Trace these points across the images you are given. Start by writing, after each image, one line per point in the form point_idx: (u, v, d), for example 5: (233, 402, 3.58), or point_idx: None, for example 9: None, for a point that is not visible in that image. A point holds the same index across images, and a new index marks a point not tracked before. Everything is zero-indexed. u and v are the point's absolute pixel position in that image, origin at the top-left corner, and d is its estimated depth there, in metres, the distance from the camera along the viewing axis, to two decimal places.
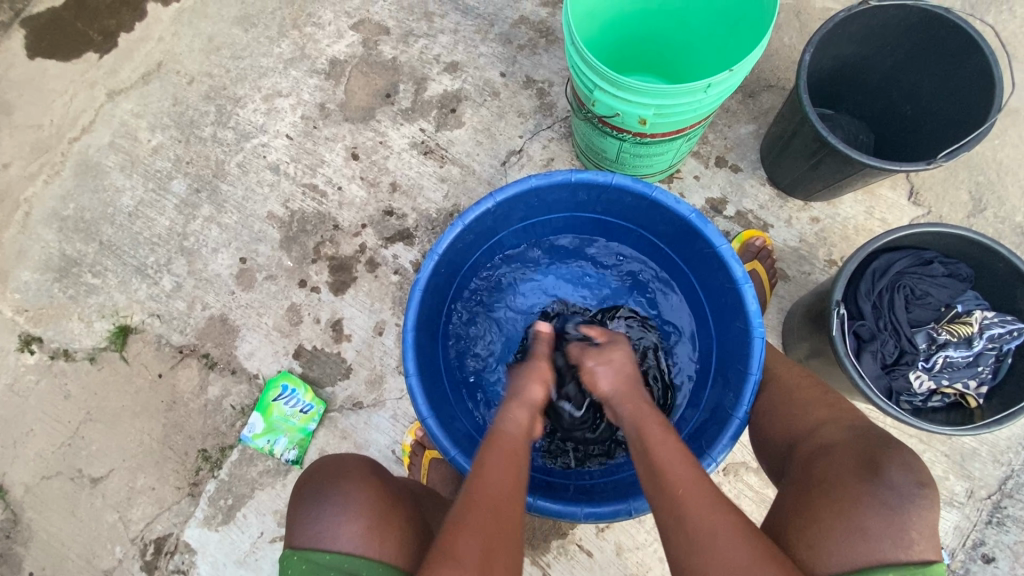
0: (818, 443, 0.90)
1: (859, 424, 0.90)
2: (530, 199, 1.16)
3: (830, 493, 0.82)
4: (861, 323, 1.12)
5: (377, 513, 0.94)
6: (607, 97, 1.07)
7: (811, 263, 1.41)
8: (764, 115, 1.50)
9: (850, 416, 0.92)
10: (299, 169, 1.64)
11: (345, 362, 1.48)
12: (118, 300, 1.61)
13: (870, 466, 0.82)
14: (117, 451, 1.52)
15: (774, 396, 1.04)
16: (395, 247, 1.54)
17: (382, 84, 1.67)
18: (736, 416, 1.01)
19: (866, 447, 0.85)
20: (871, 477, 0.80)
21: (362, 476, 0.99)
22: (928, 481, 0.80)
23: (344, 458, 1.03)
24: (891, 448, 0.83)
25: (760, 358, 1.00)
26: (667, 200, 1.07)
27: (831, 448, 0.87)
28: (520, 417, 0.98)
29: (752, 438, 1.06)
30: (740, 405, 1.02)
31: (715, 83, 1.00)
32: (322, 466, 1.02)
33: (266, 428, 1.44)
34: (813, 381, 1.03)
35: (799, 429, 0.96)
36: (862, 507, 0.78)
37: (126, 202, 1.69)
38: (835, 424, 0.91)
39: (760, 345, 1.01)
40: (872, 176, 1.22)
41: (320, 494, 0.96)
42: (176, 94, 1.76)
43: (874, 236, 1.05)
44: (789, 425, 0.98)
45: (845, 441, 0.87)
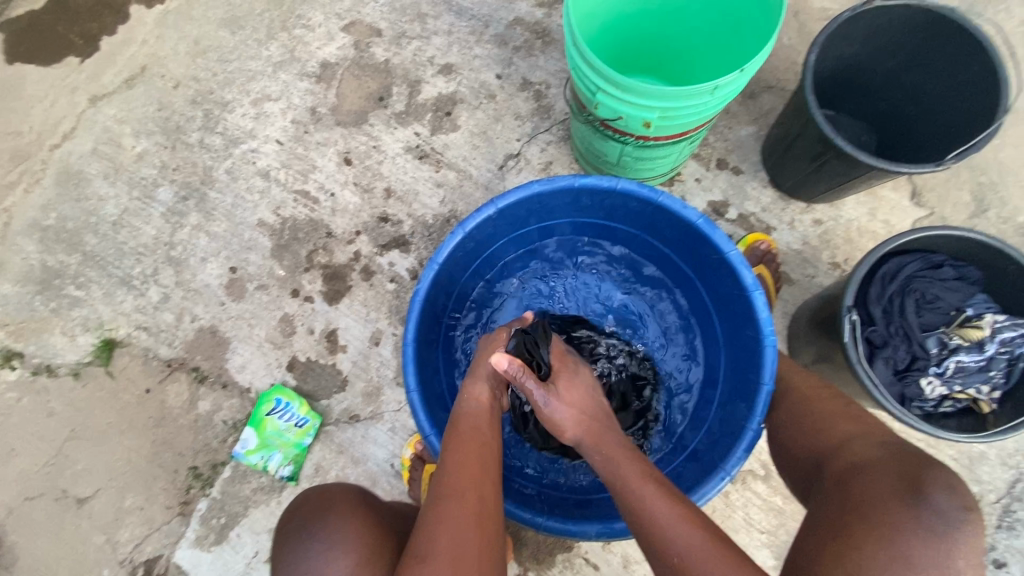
0: (850, 461, 0.87)
1: (891, 442, 0.88)
2: (532, 205, 1.13)
3: (869, 516, 0.78)
4: (872, 329, 1.09)
5: (367, 549, 0.89)
6: (611, 100, 1.04)
7: (815, 266, 1.39)
8: (764, 116, 1.47)
9: (880, 434, 0.90)
10: (290, 175, 1.60)
11: (341, 374, 1.44)
12: (102, 313, 1.55)
13: (910, 487, 0.78)
14: (104, 469, 1.46)
15: (799, 412, 1.01)
16: (391, 255, 1.50)
17: (375, 87, 1.63)
18: (750, 427, 0.99)
19: (906, 466, 0.81)
20: (913, 498, 0.77)
21: (347, 508, 0.95)
22: (972, 505, 0.77)
23: (330, 491, 1.00)
24: (932, 469, 0.80)
25: (773, 369, 0.98)
26: (673, 205, 1.04)
27: (864, 466, 0.84)
28: (479, 394, 0.96)
29: (776, 454, 1.03)
30: (753, 416, 0.99)
31: (722, 85, 0.97)
32: (309, 501, 0.98)
33: (260, 444, 1.39)
34: (834, 393, 1.01)
35: (826, 444, 0.93)
36: (905, 532, 0.74)
37: (110, 211, 1.63)
38: (866, 442, 0.88)
39: (773, 354, 0.98)
40: (878, 178, 1.20)
41: (306, 530, 0.92)
42: (161, 99, 1.70)
43: (886, 240, 1.03)
44: (816, 441, 0.95)
45: (879, 459, 0.84)
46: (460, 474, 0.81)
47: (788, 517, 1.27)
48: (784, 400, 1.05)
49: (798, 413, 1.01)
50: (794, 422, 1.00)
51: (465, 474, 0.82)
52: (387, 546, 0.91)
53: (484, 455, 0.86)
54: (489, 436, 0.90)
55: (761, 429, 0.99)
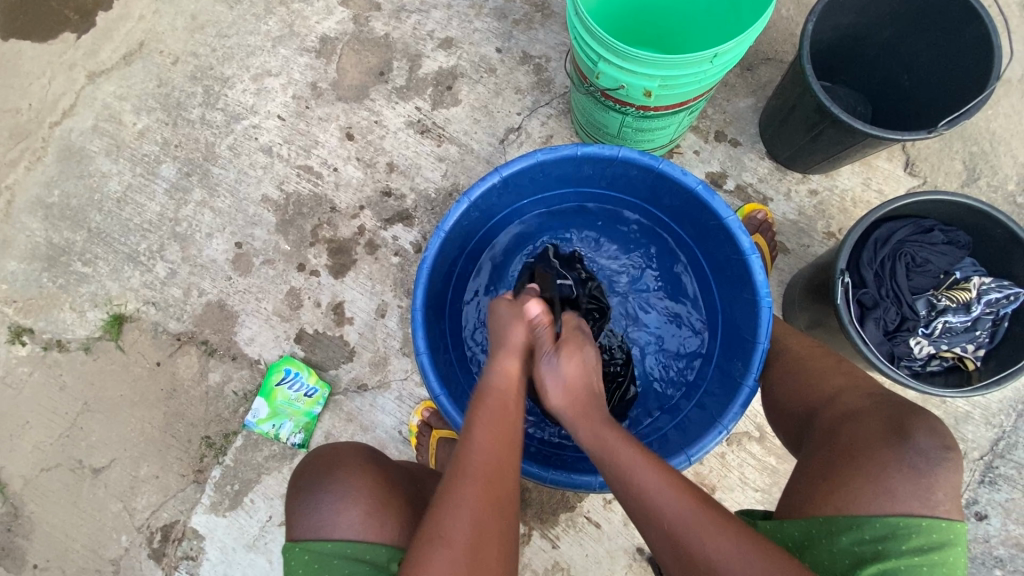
0: (840, 412, 0.92)
1: (877, 392, 0.93)
2: (535, 173, 1.14)
3: (858, 459, 0.83)
4: (864, 291, 1.13)
5: (376, 500, 0.94)
6: (612, 69, 1.06)
7: (810, 236, 1.42)
8: (762, 88, 1.49)
9: (868, 385, 0.95)
10: (292, 150, 1.61)
11: (348, 345, 1.47)
12: (110, 289, 1.57)
13: (896, 430, 0.84)
14: (118, 440, 1.50)
15: (790, 370, 1.06)
16: (394, 228, 1.52)
17: (376, 62, 1.63)
18: (748, 383, 1.01)
19: (893, 412, 0.87)
20: (898, 440, 0.83)
21: (357, 462, 0.99)
22: (952, 445, 0.82)
23: (340, 448, 1.04)
24: (916, 415, 0.86)
25: (769, 328, 1.00)
26: (673, 172, 1.06)
27: (854, 415, 0.89)
28: (509, 366, 0.95)
29: (768, 409, 1.08)
30: (751, 372, 1.02)
31: (722, 53, 1.00)
32: (318, 458, 1.02)
33: (271, 413, 1.43)
34: (825, 352, 1.06)
35: (817, 398, 0.97)
36: (888, 470, 0.80)
37: (114, 187, 1.65)
38: (855, 393, 0.94)
39: (769, 315, 1.00)
40: (869, 148, 1.24)
41: (317, 483, 0.97)
42: (160, 75, 1.70)
43: (878, 205, 1.06)
44: (808, 394, 1.00)
45: (867, 408, 0.89)
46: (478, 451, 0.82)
47: (781, 475, 1.32)
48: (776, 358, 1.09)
49: (792, 370, 1.06)
50: (788, 377, 1.05)
51: (484, 454, 0.81)
52: (397, 498, 0.97)
53: (502, 428, 0.86)
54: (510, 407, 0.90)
55: (757, 384, 1.02)
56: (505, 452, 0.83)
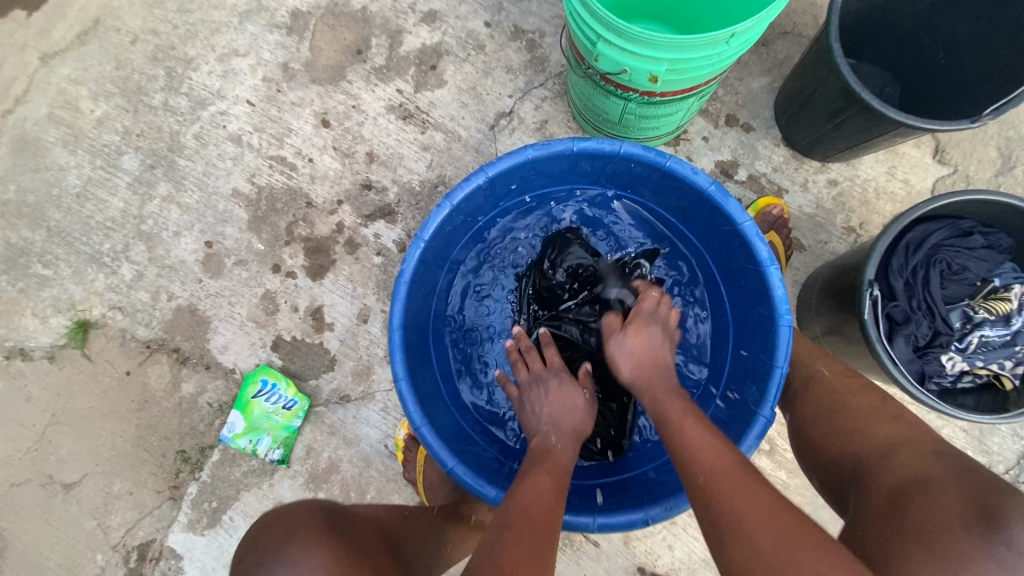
0: (901, 472, 0.81)
1: (944, 452, 0.82)
2: (527, 171, 1.01)
3: (933, 542, 0.72)
4: (894, 305, 1.00)
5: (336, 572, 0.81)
6: (613, 51, 0.92)
7: (828, 231, 1.29)
8: (779, 66, 1.34)
9: (929, 441, 0.84)
10: (263, 139, 1.47)
11: (328, 353, 1.36)
12: (74, 293, 1.46)
13: (982, 512, 0.72)
14: (90, 455, 1.42)
15: (828, 406, 0.95)
16: (376, 225, 1.40)
17: (352, 39, 1.48)
18: (762, 414, 0.89)
19: (973, 488, 0.75)
20: (987, 528, 0.71)
21: (316, 529, 0.88)
22: None
23: (295, 516, 0.92)
24: (1004, 497, 0.74)
25: (789, 350, 0.87)
26: (682, 170, 0.93)
27: (927, 484, 0.77)
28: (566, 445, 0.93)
29: (800, 448, 0.97)
30: (766, 402, 0.89)
31: (740, 32, 0.86)
32: (270, 525, 0.91)
33: (247, 428, 1.33)
34: (867, 387, 0.96)
35: (868, 448, 0.86)
36: (970, 563, 0.69)
37: (73, 181, 1.51)
38: (916, 451, 0.83)
39: (789, 334, 0.87)
40: (897, 137, 1.10)
41: (267, 559, 0.84)
42: (119, 56, 1.55)
43: (905, 214, 0.94)
44: (852, 440, 0.89)
45: (941, 476, 0.78)
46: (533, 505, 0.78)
47: (792, 491, 1.23)
48: (810, 388, 1.00)
49: (828, 405, 0.95)
50: (821, 413, 0.95)
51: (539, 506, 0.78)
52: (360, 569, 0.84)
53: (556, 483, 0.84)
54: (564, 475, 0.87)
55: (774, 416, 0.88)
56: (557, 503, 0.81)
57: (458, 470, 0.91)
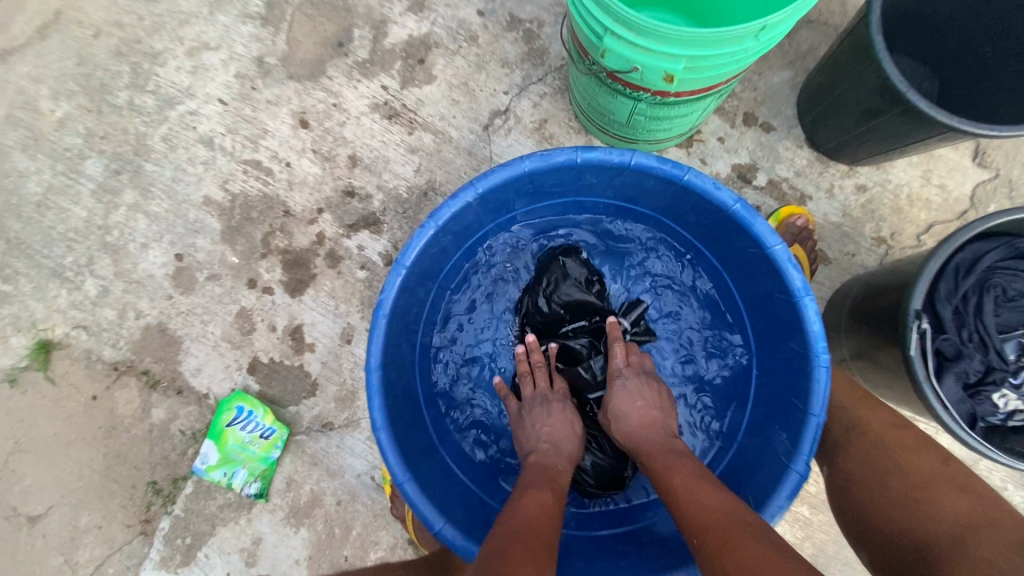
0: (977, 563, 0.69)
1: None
2: (523, 185, 0.90)
3: None
4: (944, 338, 0.88)
5: None
6: (621, 46, 0.79)
7: (856, 242, 1.17)
8: (802, 58, 1.21)
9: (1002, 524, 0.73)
10: (236, 141, 1.34)
11: (309, 377, 1.25)
12: (35, 311, 1.35)
13: None
14: (55, 485, 1.32)
15: (876, 467, 0.84)
16: (359, 236, 1.28)
17: (333, 30, 1.35)
18: (795, 469, 0.78)
19: None
20: None
21: None
22: None
23: None
24: None
25: (827, 398, 0.77)
26: (702, 185, 0.82)
27: None
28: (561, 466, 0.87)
29: (841, 514, 0.85)
30: (799, 453, 0.79)
31: (772, 25, 0.73)
32: None
33: (222, 459, 1.23)
34: (920, 442, 0.85)
35: (933, 526, 0.75)
36: None
37: (33, 189, 1.39)
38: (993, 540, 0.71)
39: (827, 377, 0.77)
40: (938, 142, 0.98)
41: None
42: (80, 51, 1.43)
43: (958, 234, 0.82)
44: (910, 512, 0.77)
45: None
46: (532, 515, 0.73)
47: (815, 530, 1.12)
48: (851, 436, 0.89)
49: (875, 464, 0.84)
50: (869, 473, 0.84)
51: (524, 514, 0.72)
52: None
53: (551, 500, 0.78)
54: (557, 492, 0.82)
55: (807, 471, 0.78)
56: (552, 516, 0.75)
57: (446, 531, 0.81)
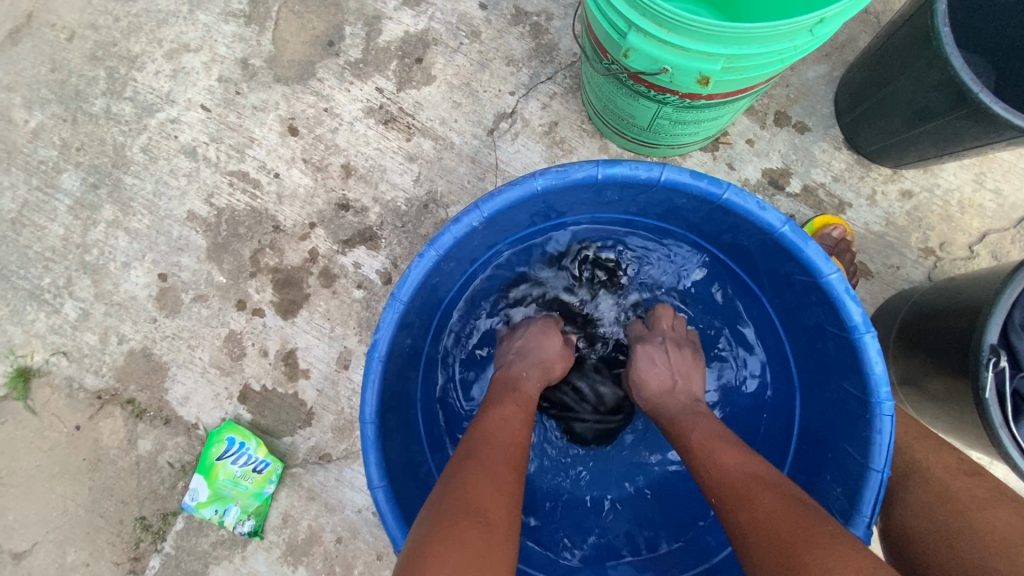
0: None
1: None
2: (536, 205, 0.80)
3: None
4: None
5: None
6: (649, 45, 0.69)
7: (901, 253, 1.07)
8: (840, 49, 1.10)
9: None
10: (221, 151, 1.25)
11: (304, 406, 1.16)
12: (13, 336, 1.27)
13: None
14: (39, 521, 1.24)
15: (953, 525, 0.72)
16: (356, 253, 1.18)
17: (323, 28, 1.24)
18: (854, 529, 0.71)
19: None
20: None
21: None
22: None
23: None
24: None
25: (891, 450, 0.69)
26: (745, 206, 0.72)
27: None
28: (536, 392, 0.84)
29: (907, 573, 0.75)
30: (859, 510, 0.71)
31: (829, 18, 0.63)
32: None
33: (213, 495, 1.15)
34: (996, 493, 0.74)
35: None
36: None
37: (6, 205, 1.30)
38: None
39: (891, 426, 0.69)
40: (997, 147, 0.89)
41: None
42: (53, 56, 1.33)
43: None
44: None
45: None
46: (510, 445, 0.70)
47: None
48: (907, 485, 0.80)
49: (950, 523, 0.72)
50: (945, 535, 0.72)
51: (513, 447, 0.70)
52: None
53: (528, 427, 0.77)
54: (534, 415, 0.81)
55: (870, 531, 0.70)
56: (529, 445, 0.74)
57: None
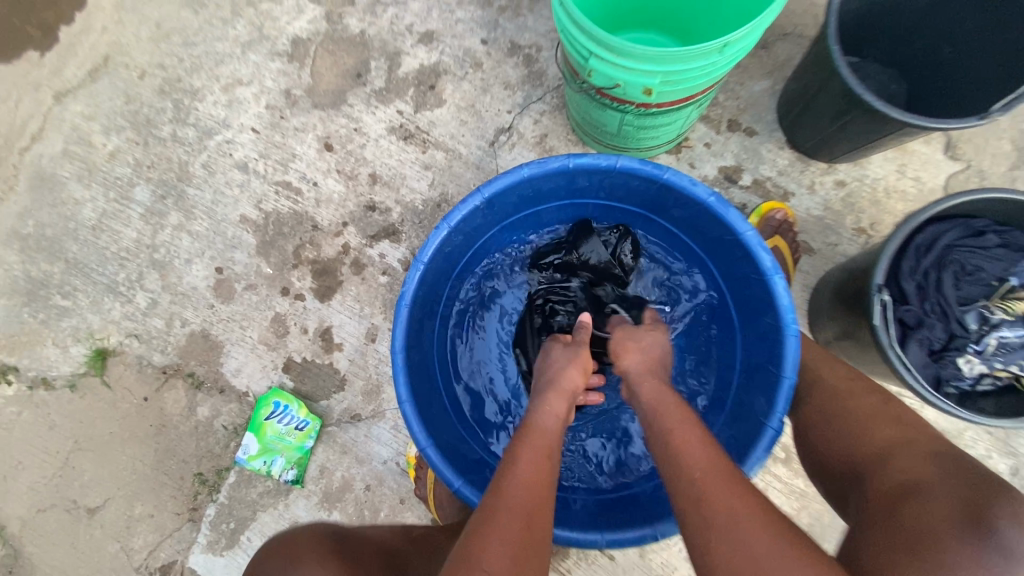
0: (899, 477, 0.79)
1: (943, 453, 0.80)
2: (524, 190, 1.03)
3: (927, 555, 0.69)
4: (906, 308, 0.98)
5: None
6: (606, 66, 0.92)
7: (838, 233, 1.28)
8: (780, 68, 1.34)
9: (925, 442, 0.83)
10: (269, 165, 1.50)
11: (338, 373, 1.38)
12: (92, 322, 1.51)
13: (974, 516, 0.70)
14: (111, 479, 1.45)
15: (829, 412, 0.95)
16: (381, 246, 1.42)
17: (352, 63, 1.51)
18: (770, 425, 0.91)
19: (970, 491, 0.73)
20: (978, 533, 0.68)
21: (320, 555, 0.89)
22: None
23: (303, 535, 0.95)
24: (999, 497, 0.72)
25: (796, 360, 0.90)
26: (680, 181, 0.95)
27: (920, 489, 0.75)
28: (558, 408, 0.92)
29: (805, 456, 0.97)
30: (774, 412, 0.92)
31: (734, 41, 0.86)
32: (277, 550, 0.94)
33: (261, 449, 1.36)
34: (868, 388, 0.95)
35: (868, 454, 0.85)
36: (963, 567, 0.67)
37: (88, 214, 1.56)
38: (914, 455, 0.81)
39: (795, 343, 0.90)
40: (899, 138, 1.10)
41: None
42: (128, 91, 1.60)
43: (923, 209, 0.91)
44: (852, 445, 0.88)
45: (935, 480, 0.76)
46: (522, 487, 0.78)
47: (811, 499, 1.22)
48: (808, 392, 1.00)
49: (830, 412, 0.95)
50: (825, 422, 0.94)
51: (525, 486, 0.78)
52: None
53: (546, 464, 0.83)
54: (554, 445, 0.87)
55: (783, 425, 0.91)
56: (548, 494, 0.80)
57: (465, 489, 0.93)
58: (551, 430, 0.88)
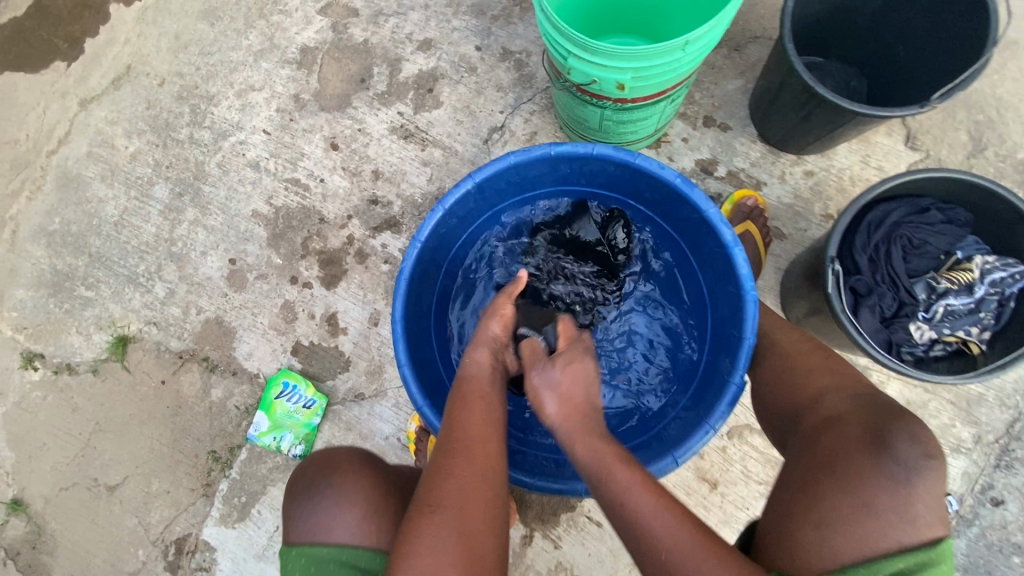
0: (824, 415, 0.92)
1: (862, 393, 0.92)
2: (511, 176, 1.13)
3: (840, 474, 0.82)
4: (858, 278, 1.09)
5: (367, 505, 1.00)
6: (583, 64, 1.03)
7: (807, 219, 1.38)
8: (751, 68, 1.45)
9: (851, 384, 0.95)
10: (279, 164, 1.61)
11: (343, 355, 1.48)
12: (114, 311, 1.61)
13: (877, 439, 0.83)
14: (130, 458, 1.55)
15: (778, 370, 1.05)
16: (383, 236, 1.52)
17: (356, 69, 1.62)
18: (733, 381, 1.00)
19: (873, 419, 0.86)
20: (878, 451, 0.81)
21: (352, 467, 1.05)
22: (935, 453, 0.80)
23: (336, 452, 1.09)
24: (899, 420, 0.84)
25: (755, 322, 1.00)
26: (650, 166, 1.05)
27: (838, 422, 0.88)
28: (481, 358, 1.02)
29: (759, 411, 1.07)
30: (736, 370, 1.02)
31: (693, 39, 0.97)
32: (315, 460, 1.09)
33: (271, 426, 1.45)
34: (812, 347, 1.06)
35: (803, 399, 0.97)
36: (868, 482, 0.80)
37: (111, 211, 1.67)
38: (836, 396, 0.93)
39: (754, 307, 1.00)
40: (857, 127, 1.19)
41: (314, 487, 1.03)
42: (148, 97, 1.72)
43: (867, 190, 1.00)
44: (792, 395, 1.00)
45: (852, 413, 0.89)
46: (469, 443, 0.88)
47: None
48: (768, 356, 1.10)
49: (779, 371, 1.05)
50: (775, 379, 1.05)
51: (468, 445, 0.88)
52: (388, 500, 1.03)
53: (485, 421, 0.92)
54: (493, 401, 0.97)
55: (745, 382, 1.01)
56: (492, 444, 0.90)
57: None
58: (482, 380, 0.98)
